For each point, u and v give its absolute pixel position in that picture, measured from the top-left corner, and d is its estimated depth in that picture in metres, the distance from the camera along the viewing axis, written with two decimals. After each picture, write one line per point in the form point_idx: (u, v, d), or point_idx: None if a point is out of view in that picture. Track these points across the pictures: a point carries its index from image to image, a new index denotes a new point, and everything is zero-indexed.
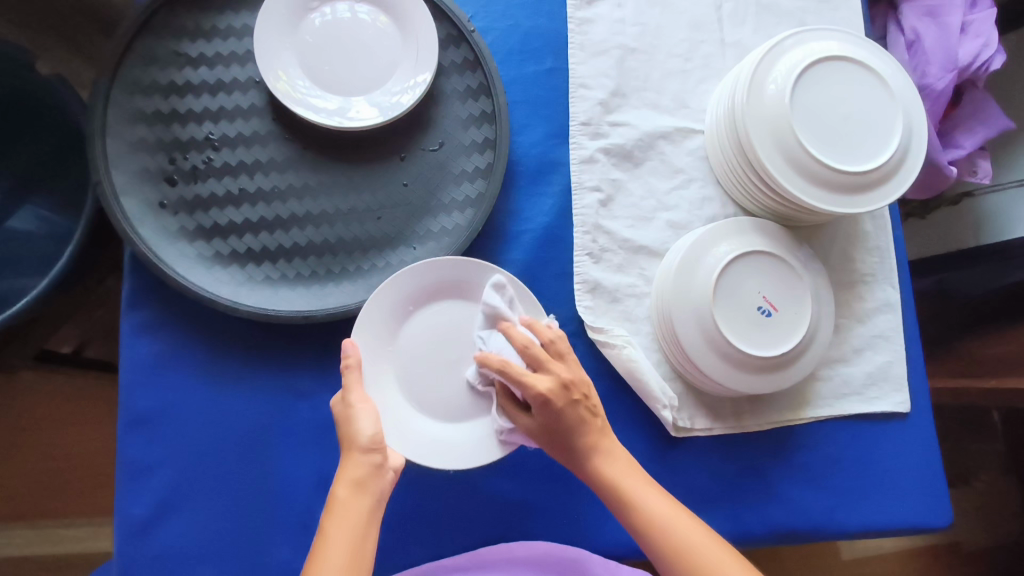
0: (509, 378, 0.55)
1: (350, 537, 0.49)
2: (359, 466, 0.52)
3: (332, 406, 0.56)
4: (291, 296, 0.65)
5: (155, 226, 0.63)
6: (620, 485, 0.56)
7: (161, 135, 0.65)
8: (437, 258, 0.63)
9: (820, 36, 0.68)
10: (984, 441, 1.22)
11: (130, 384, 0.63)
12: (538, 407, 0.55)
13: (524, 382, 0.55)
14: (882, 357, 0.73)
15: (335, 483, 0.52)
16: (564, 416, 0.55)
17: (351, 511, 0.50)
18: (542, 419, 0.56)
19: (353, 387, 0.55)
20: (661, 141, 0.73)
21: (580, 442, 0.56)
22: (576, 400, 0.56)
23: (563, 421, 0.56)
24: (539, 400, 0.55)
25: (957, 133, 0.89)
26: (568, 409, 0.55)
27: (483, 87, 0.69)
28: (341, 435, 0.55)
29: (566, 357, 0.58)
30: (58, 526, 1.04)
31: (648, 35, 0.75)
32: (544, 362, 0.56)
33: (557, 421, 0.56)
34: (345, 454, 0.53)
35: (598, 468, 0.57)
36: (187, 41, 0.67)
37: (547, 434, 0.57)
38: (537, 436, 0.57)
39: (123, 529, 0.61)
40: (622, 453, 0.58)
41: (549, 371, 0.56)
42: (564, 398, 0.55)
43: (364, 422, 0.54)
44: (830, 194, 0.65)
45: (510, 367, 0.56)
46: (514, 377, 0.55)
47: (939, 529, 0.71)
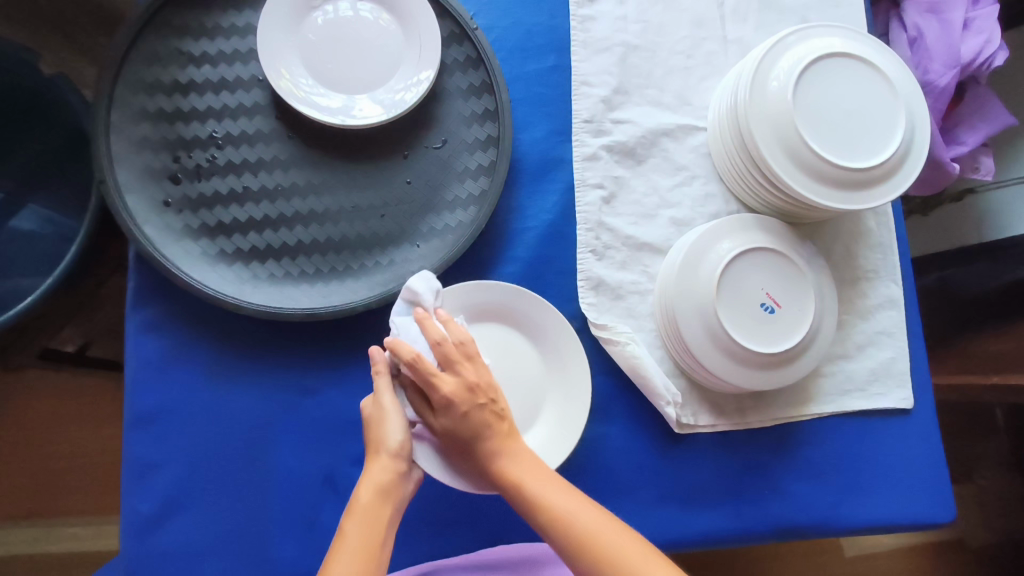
0: (420, 377, 0.53)
1: (366, 540, 0.51)
2: (384, 471, 0.54)
3: (363, 406, 0.57)
4: (295, 294, 0.65)
5: (159, 224, 0.64)
6: (521, 483, 0.53)
7: (165, 133, 0.65)
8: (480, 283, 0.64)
9: (822, 32, 0.68)
10: (985, 439, 1.22)
11: (136, 383, 0.63)
12: (443, 408, 0.53)
13: (432, 384, 0.53)
14: (885, 353, 0.73)
15: (359, 486, 0.53)
16: (467, 421, 0.53)
17: (369, 517, 0.52)
18: (443, 425, 0.54)
19: (384, 390, 0.56)
20: (664, 138, 0.73)
21: (482, 446, 0.54)
22: (480, 404, 0.54)
23: (465, 426, 0.53)
24: (443, 403, 0.53)
25: (959, 130, 0.89)
26: (473, 412, 0.53)
27: (486, 84, 0.69)
28: (368, 437, 0.56)
29: (475, 359, 0.55)
30: (61, 525, 1.04)
31: (650, 32, 0.75)
32: (453, 362, 0.54)
33: (458, 427, 0.54)
34: (372, 458, 0.55)
35: (495, 461, 0.54)
36: (190, 40, 0.67)
37: (449, 442, 0.55)
38: (440, 439, 0.55)
39: (131, 525, 0.61)
40: (528, 453, 0.55)
41: (456, 373, 0.54)
42: (468, 402, 0.53)
43: (394, 428, 0.55)
44: (832, 190, 0.65)
45: (420, 365, 0.53)
46: (423, 375, 0.53)
47: (942, 525, 0.71)
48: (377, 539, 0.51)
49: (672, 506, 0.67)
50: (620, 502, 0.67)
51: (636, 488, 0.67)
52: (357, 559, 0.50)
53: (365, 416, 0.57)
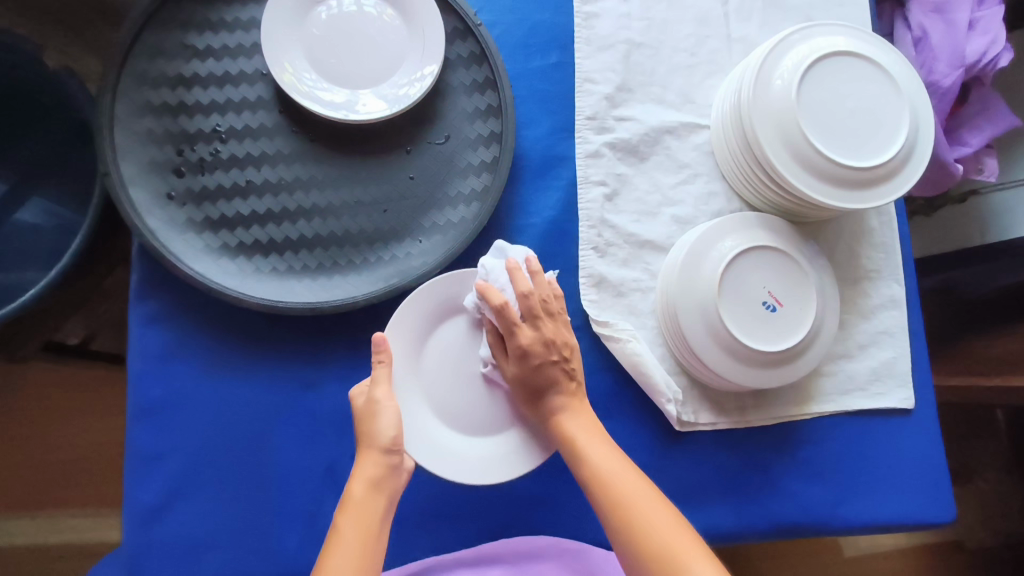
0: (504, 322, 0.58)
1: (362, 534, 0.51)
2: (376, 465, 0.54)
3: (355, 396, 0.57)
4: (297, 288, 0.65)
5: (163, 218, 0.64)
6: (573, 438, 0.57)
7: (169, 127, 0.65)
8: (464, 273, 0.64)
9: (827, 31, 0.68)
10: (986, 441, 1.22)
11: (138, 375, 0.63)
12: (517, 354, 0.59)
13: (511, 331, 0.58)
14: (886, 353, 0.73)
15: (352, 479, 0.53)
16: (541, 372, 0.59)
17: (363, 512, 0.52)
18: (516, 371, 0.59)
19: (382, 380, 0.56)
20: (667, 135, 0.73)
21: (550, 398, 0.59)
22: (554, 360, 0.59)
23: (538, 374, 0.59)
24: (520, 350, 0.58)
25: (963, 130, 0.88)
26: (544, 366, 0.59)
27: (489, 80, 0.69)
28: (360, 431, 0.56)
29: (555, 317, 0.60)
30: (63, 517, 1.05)
31: (655, 30, 0.75)
32: (535, 316, 0.59)
33: (532, 374, 0.59)
34: (363, 452, 0.55)
35: (559, 419, 0.59)
36: (195, 34, 0.67)
37: (519, 387, 0.60)
38: (510, 380, 0.61)
39: (133, 516, 0.61)
40: (586, 414, 0.59)
41: (537, 327, 0.59)
42: (543, 355, 0.59)
43: (386, 422, 0.55)
44: (835, 188, 0.65)
45: (507, 311, 0.58)
46: (508, 322, 0.58)
47: (942, 525, 0.71)
48: (371, 534, 0.51)
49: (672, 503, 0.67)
50: None
51: None
52: (352, 556, 0.49)
53: (356, 413, 0.56)
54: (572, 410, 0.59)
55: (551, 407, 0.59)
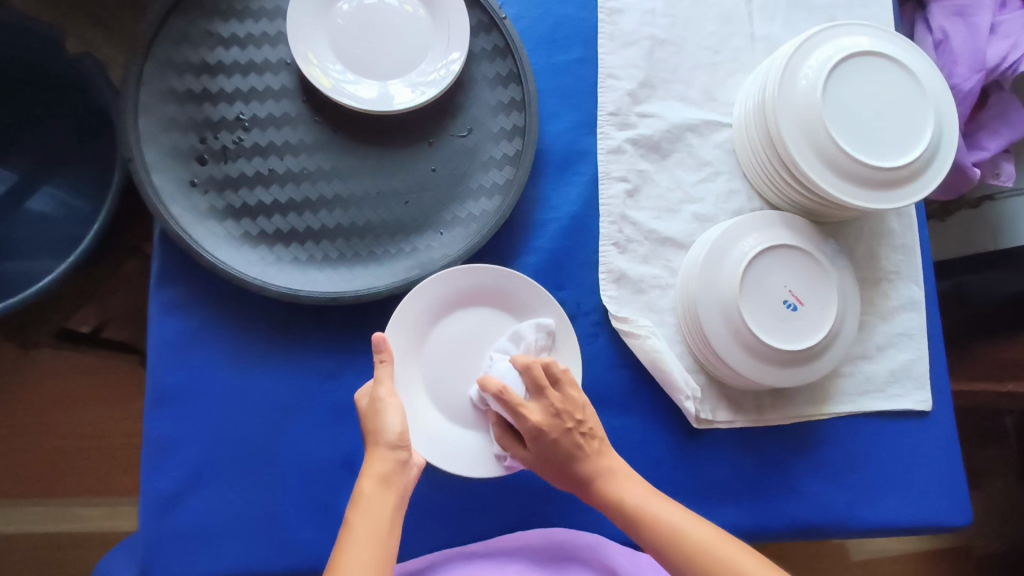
0: (508, 408, 0.56)
1: (375, 529, 0.50)
2: (384, 462, 0.54)
3: (361, 398, 0.57)
4: (318, 278, 0.65)
5: (185, 205, 0.64)
6: (618, 497, 0.57)
7: (193, 114, 0.65)
8: (475, 267, 0.64)
9: (853, 30, 0.68)
10: (996, 447, 1.22)
11: (158, 362, 0.63)
12: (532, 437, 0.56)
13: (517, 414, 0.56)
14: (904, 355, 0.72)
15: (363, 476, 0.53)
16: (558, 446, 0.57)
17: (376, 507, 0.52)
18: (536, 451, 0.57)
19: (384, 381, 0.56)
20: (689, 133, 0.73)
21: (579, 468, 0.57)
22: (569, 428, 0.57)
23: (558, 449, 0.57)
24: (533, 431, 0.56)
25: (982, 135, 0.88)
26: (562, 441, 0.57)
27: (513, 73, 0.69)
28: (366, 428, 0.56)
29: (561, 384, 0.58)
30: (71, 505, 1.05)
31: (678, 27, 0.75)
32: (540, 390, 0.57)
33: (551, 450, 0.57)
34: (372, 449, 0.55)
35: (603, 486, 0.58)
36: (220, 21, 0.67)
37: (544, 464, 0.58)
38: (531, 464, 0.59)
39: (150, 503, 0.61)
40: (622, 467, 0.59)
41: (543, 399, 0.57)
42: (557, 428, 0.56)
43: (391, 418, 0.55)
44: (859, 189, 0.64)
45: (506, 396, 0.56)
46: (512, 406, 0.56)
47: (958, 528, 0.71)
48: (385, 529, 0.51)
49: (688, 501, 0.67)
50: None
51: (653, 481, 0.67)
52: (367, 548, 0.49)
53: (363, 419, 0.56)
54: (617, 474, 0.58)
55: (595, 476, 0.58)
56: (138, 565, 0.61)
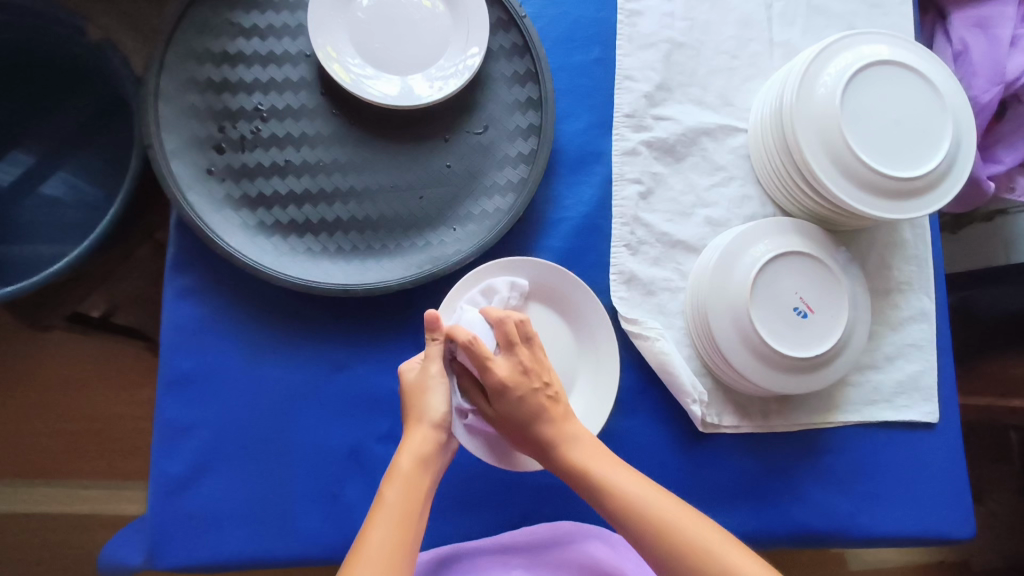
0: (475, 358, 0.56)
1: (404, 506, 0.51)
2: (424, 442, 0.55)
3: (405, 371, 0.58)
4: (331, 270, 0.65)
5: (202, 192, 0.64)
6: (584, 464, 0.56)
7: (212, 103, 0.66)
8: (530, 260, 0.66)
9: (872, 39, 0.68)
10: (1001, 463, 1.21)
11: (173, 346, 0.64)
12: (495, 391, 0.56)
13: (483, 367, 0.56)
14: (913, 366, 0.72)
15: (400, 453, 0.54)
16: (523, 404, 0.56)
17: (409, 483, 0.53)
18: (500, 409, 0.57)
19: (435, 358, 0.58)
20: (704, 137, 0.73)
21: (541, 429, 0.57)
22: (536, 388, 0.57)
23: (521, 407, 0.56)
24: (498, 387, 0.56)
25: (998, 148, 0.87)
26: (523, 400, 0.56)
27: (531, 72, 0.69)
28: (408, 405, 0.57)
29: (531, 342, 0.59)
30: (77, 487, 1.06)
31: (697, 30, 0.75)
32: (512, 345, 0.58)
33: (515, 408, 0.57)
34: (412, 427, 0.56)
35: (569, 451, 0.57)
36: (241, 12, 0.68)
37: (505, 425, 0.58)
38: (495, 421, 0.59)
39: (160, 486, 0.62)
40: (587, 434, 0.58)
41: (515, 355, 0.58)
42: (524, 385, 0.57)
43: (437, 398, 0.57)
44: (874, 198, 0.64)
45: (474, 346, 0.56)
46: (479, 358, 0.56)
47: (962, 541, 0.70)
48: (416, 505, 0.52)
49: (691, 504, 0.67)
50: None
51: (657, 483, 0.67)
52: (393, 527, 0.50)
53: (405, 386, 0.58)
54: (593, 451, 0.57)
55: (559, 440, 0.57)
56: (146, 548, 0.62)
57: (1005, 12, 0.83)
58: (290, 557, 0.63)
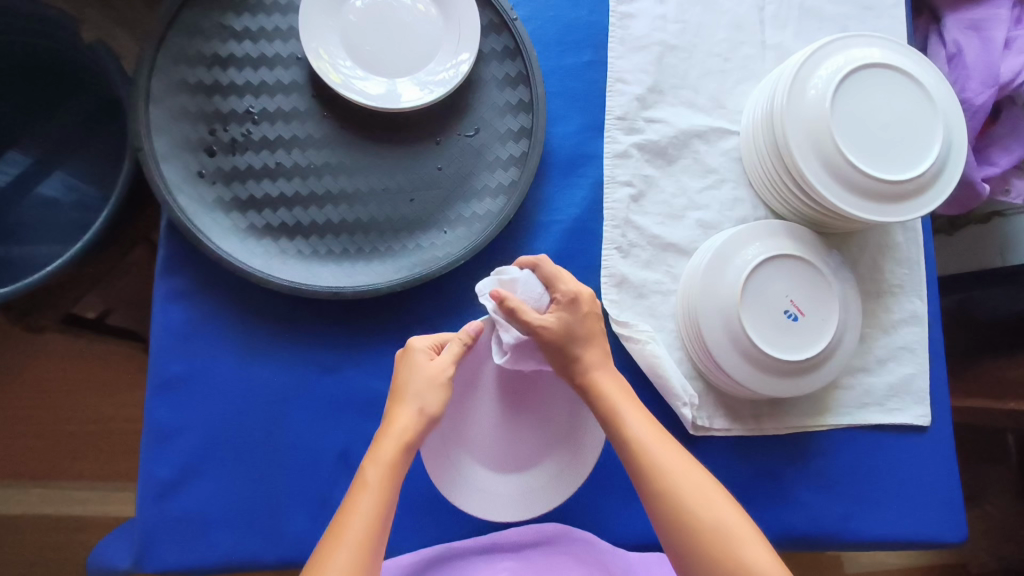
0: (549, 271, 0.60)
1: (380, 497, 0.51)
2: (408, 428, 0.54)
3: (411, 351, 0.57)
4: (321, 272, 0.65)
5: (193, 195, 0.64)
6: (606, 395, 0.58)
7: (203, 106, 0.66)
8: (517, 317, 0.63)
9: (863, 42, 0.68)
10: (998, 465, 1.21)
11: (162, 349, 0.64)
12: (569, 299, 0.59)
13: (551, 285, 0.60)
14: (905, 369, 0.72)
15: (383, 436, 0.54)
16: (586, 318, 0.60)
17: (390, 471, 0.52)
18: (566, 316, 0.59)
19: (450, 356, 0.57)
20: (696, 139, 0.73)
21: (591, 347, 0.59)
22: (595, 313, 0.61)
23: (581, 322, 0.59)
24: (572, 294, 0.59)
25: (992, 151, 0.87)
26: (575, 316, 0.59)
27: (522, 75, 0.69)
28: (397, 382, 0.56)
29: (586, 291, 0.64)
30: (72, 488, 1.06)
31: (689, 33, 0.75)
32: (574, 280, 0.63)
33: (576, 321, 0.59)
34: (399, 411, 0.55)
35: (594, 377, 0.58)
36: (233, 15, 0.68)
37: (562, 338, 0.58)
38: (552, 334, 0.58)
39: (149, 489, 0.62)
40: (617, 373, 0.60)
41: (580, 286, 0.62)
42: (588, 305, 0.60)
43: (434, 396, 0.55)
44: (864, 201, 0.64)
45: (544, 263, 0.61)
46: (553, 271, 0.60)
47: (954, 545, 0.70)
48: (391, 493, 0.52)
49: None
50: (631, 500, 0.67)
51: None
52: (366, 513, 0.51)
53: (410, 369, 0.56)
54: (628, 403, 0.58)
55: (596, 381, 0.58)
56: (134, 551, 0.62)
57: (1000, 14, 0.83)
58: (279, 560, 0.63)
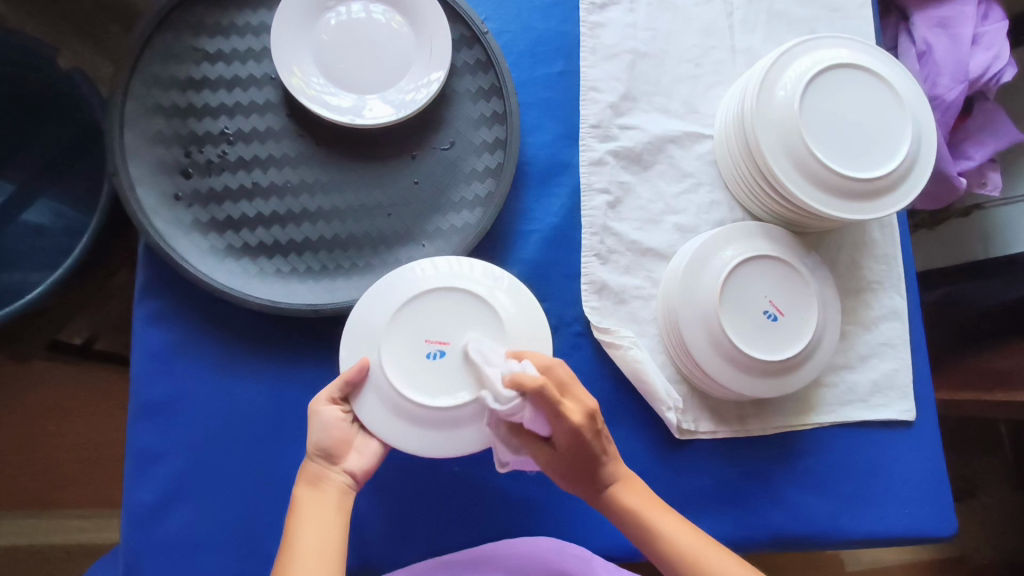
0: (547, 408, 0.52)
1: (314, 531, 0.54)
2: (315, 470, 0.57)
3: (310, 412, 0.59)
4: (301, 290, 0.65)
5: (170, 217, 0.64)
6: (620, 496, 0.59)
7: (178, 128, 0.66)
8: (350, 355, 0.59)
9: (831, 43, 0.69)
10: (993, 456, 1.21)
11: (142, 373, 0.64)
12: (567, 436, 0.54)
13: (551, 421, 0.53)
14: (887, 365, 0.73)
15: (297, 483, 0.57)
16: (588, 449, 0.56)
17: (313, 506, 0.55)
18: (567, 446, 0.55)
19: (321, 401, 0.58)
20: (671, 144, 0.74)
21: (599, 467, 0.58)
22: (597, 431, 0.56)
23: (587, 449, 0.56)
24: (573, 431, 0.54)
25: (968, 144, 0.88)
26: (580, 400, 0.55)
27: (495, 87, 0.70)
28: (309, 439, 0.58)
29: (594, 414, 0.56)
30: (64, 517, 1.05)
31: (660, 40, 0.76)
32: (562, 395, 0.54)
33: (580, 448, 0.56)
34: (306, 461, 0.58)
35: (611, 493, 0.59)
36: (205, 38, 0.68)
37: (560, 463, 0.57)
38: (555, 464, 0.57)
39: (132, 515, 0.62)
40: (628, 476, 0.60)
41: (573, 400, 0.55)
42: (589, 430, 0.55)
43: (318, 430, 0.56)
44: (837, 200, 0.65)
45: (546, 393, 0.51)
46: (551, 410, 0.52)
47: (943, 539, 0.70)
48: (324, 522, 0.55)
49: None
50: None
51: None
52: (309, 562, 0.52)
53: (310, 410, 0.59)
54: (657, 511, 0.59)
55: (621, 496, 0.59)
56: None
57: (966, 11, 0.84)
58: None
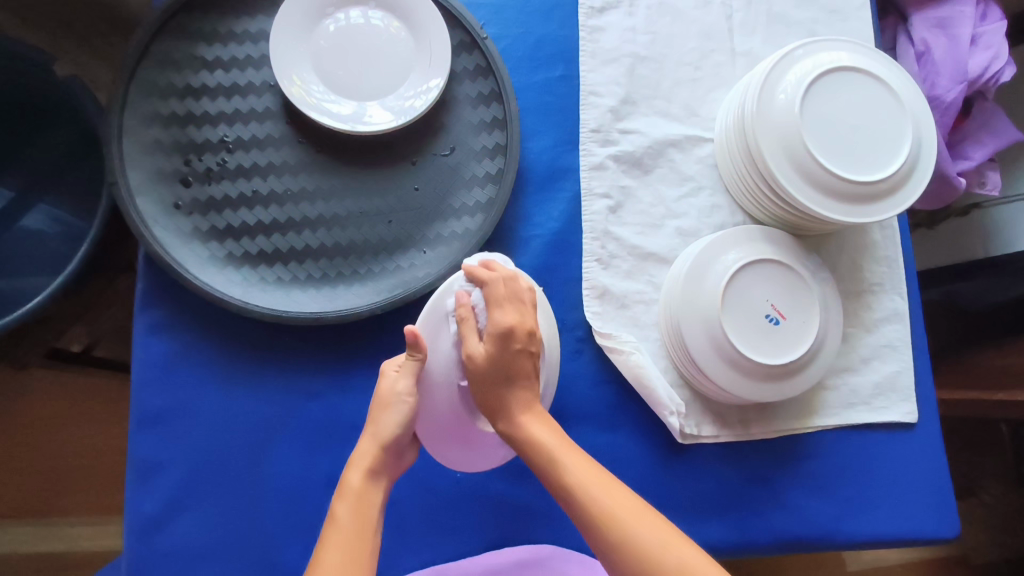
0: (491, 294, 0.55)
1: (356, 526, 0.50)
2: (370, 454, 0.53)
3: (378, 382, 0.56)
4: (303, 298, 0.65)
5: (169, 227, 0.64)
6: (580, 489, 0.50)
7: (177, 137, 0.66)
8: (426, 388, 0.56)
9: (830, 46, 0.69)
10: (993, 455, 1.21)
11: (144, 383, 0.64)
12: (497, 335, 0.53)
13: (495, 304, 0.55)
14: (889, 367, 0.73)
15: (348, 469, 0.53)
16: (512, 363, 0.54)
17: (360, 497, 0.51)
18: (491, 352, 0.53)
19: (407, 375, 0.55)
20: (671, 148, 0.74)
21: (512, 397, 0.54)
22: (518, 350, 0.54)
23: (511, 363, 0.54)
24: (505, 330, 0.53)
25: (967, 144, 0.88)
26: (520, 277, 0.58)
27: (495, 93, 0.70)
28: (371, 415, 0.55)
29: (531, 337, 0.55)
30: (65, 525, 1.05)
31: (659, 44, 0.75)
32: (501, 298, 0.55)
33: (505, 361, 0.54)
34: (364, 438, 0.54)
35: (568, 490, 0.51)
36: (204, 45, 0.68)
37: (482, 370, 0.54)
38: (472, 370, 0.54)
39: (134, 526, 0.61)
40: (596, 476, 0.51)
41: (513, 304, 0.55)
42: (517, 341, 0.54)
43: (397, 416, 0.54)
44: (838, 203, 0.65)
45: (495, 285, 0.55)
46: (495, 295, 0.55)
47: (947, 541, 0.70)
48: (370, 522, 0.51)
49: (673, 517, 0.67)
50: None
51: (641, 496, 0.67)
52: (349, 550, 0.48)
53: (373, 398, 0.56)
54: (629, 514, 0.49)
55: (582, 491, 0.50)
56: None
57: (965, 12, 0.84)
58: None
